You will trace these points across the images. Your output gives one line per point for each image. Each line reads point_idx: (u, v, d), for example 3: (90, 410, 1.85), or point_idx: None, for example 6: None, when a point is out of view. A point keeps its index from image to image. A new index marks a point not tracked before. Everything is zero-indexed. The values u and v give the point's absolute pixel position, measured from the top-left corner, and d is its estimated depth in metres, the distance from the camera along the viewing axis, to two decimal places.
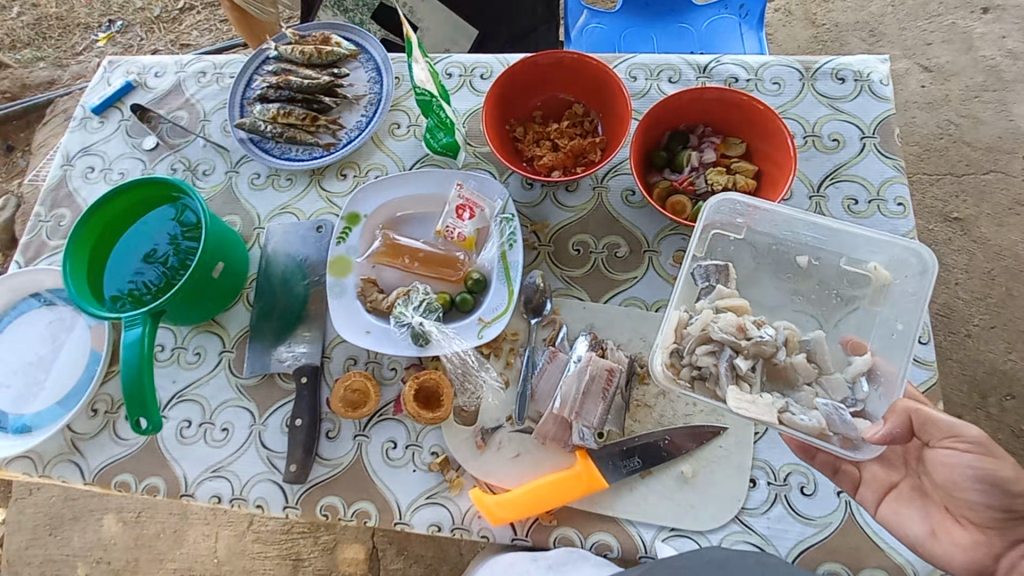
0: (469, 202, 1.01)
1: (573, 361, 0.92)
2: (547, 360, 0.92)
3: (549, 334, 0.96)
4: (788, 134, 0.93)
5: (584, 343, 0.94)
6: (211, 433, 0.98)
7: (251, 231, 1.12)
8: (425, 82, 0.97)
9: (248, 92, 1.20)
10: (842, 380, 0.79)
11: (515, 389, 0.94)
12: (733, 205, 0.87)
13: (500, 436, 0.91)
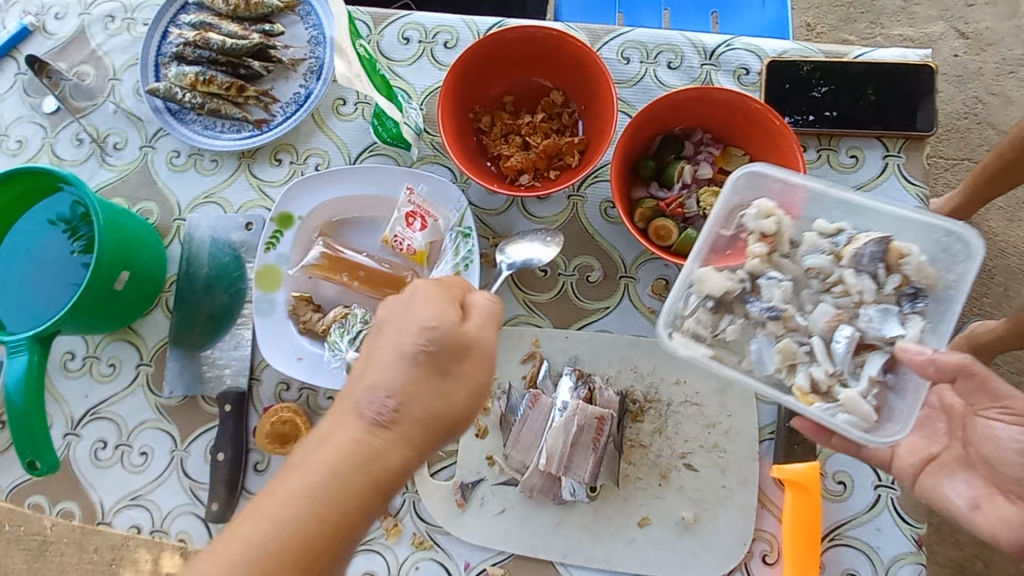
0: (420, 210, 0.86)
1: (559, 409, 0.82)
2: (528, 406, 0.82)
3: (529, 371, 0.86)
4: (801, 154, 0.77)
5: (569, 383, 0.83)
6: (128, 457, 0.90)
7: (169, 224, 0.97)
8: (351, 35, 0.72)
9: (161, 48, 0.99)
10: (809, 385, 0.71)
11: (494, 437, 0.84)
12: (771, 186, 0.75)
13: (481, 491, 0.83)
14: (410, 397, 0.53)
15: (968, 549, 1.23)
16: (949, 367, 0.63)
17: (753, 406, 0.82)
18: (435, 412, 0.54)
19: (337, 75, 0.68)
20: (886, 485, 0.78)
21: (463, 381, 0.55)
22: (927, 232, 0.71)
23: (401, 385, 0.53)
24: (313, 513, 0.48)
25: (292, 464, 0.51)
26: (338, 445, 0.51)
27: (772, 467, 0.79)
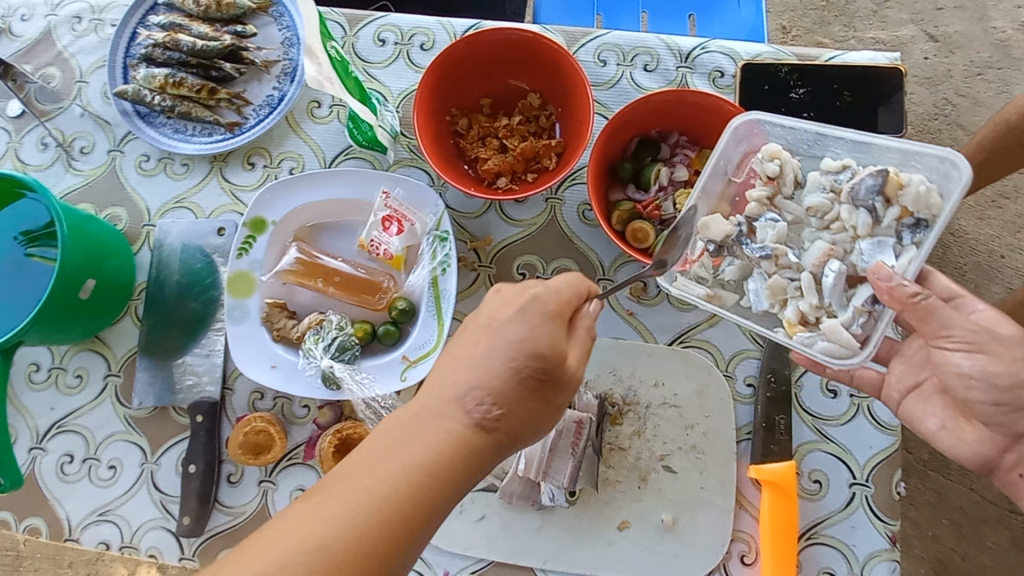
0: (396, 214, 0.85)
1: None
2: None
3: None
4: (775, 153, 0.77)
5: None
6: (96, 471, 0.87)
7: (139, 230, 0.94)
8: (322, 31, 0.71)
9: (129, 49, 0.96)
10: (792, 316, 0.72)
11: None
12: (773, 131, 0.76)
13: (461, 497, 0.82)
14: (505, 409, 0.54)
15: (944, 543, 1.25)
16: (909, 295, 0.65)
17: (731, 407, 0.82)
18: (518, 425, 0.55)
19: (306, 77, 0.68)
20: (861, 484, 0.79)
21: (546, 405, 0.56)
22: (926, 165, 0.70)
23: (501, 396, 0.54)
24: (394, 499, 0.49)
25: (389, 443, 0.52)
26: (429, 429, 0.52)
27: (750, 467, 0.80)
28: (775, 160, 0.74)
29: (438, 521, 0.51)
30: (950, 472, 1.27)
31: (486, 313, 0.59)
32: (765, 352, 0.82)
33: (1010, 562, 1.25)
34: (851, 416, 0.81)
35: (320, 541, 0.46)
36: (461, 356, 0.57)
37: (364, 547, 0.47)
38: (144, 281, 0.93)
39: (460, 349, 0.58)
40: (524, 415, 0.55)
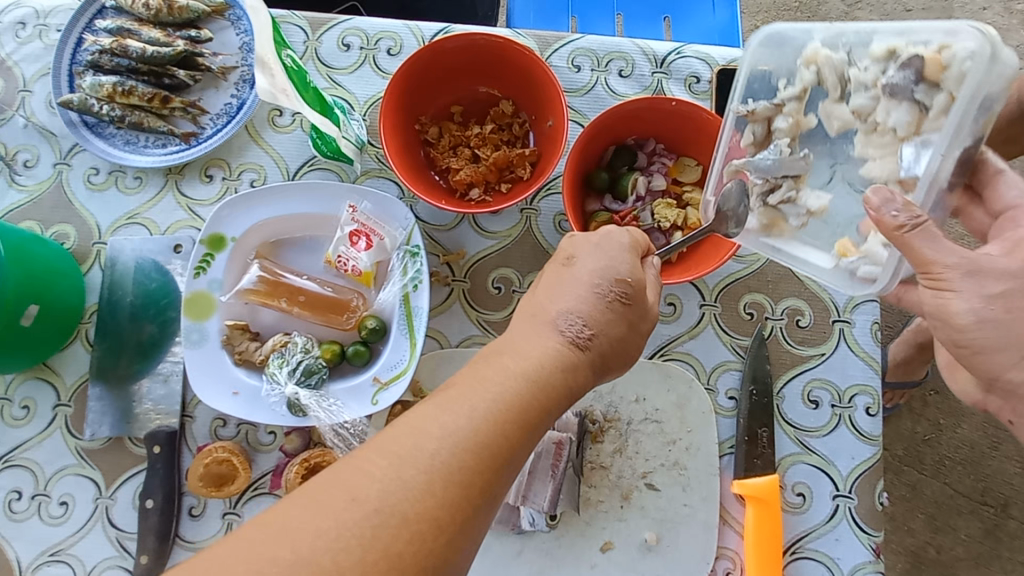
0: (364, 229, 0.81)
1: None
2: None
3: None
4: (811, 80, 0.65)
5: None
6: (47, 508, 0.81)
7: (88, 248, 0.88)
8: (272, 41, 0.68)
9: (75, 55, 0.90)
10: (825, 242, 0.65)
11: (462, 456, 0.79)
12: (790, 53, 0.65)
13: None
14: (591, 329, 0.55)
15: (920, 537, 1.26)
16: (896, 227, 0.55)
17: (713, 421, 0.80)
18: (604, 350, 0.56)
19: (259, 89, 0.63)
20: (844, 495, 0.78)
21: (630, 329, 0.58)
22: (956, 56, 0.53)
23: (589, 317, 0.56)
24: (475, 435, 0.47)
25: (467, 383, 0.50)
26: (515, 367, 0.52)
27: (734, 482, 0.78)
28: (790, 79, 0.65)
29: (522, 456, 0.49)
30: (924, 467, 1.27)
31: (565, 251, 0.61)
32: (747, 364, 0.81)
33: (985, 553, 1.25)
34: (832, 426, 0.80)
35: (402, 473, 0.44)
36: (539, 302, 0.58)
37: (450, 478, 0.45)
38: (95, 303, 0.87)
39: (535, 297, 0.59)
40: (608, 338, 0.56)
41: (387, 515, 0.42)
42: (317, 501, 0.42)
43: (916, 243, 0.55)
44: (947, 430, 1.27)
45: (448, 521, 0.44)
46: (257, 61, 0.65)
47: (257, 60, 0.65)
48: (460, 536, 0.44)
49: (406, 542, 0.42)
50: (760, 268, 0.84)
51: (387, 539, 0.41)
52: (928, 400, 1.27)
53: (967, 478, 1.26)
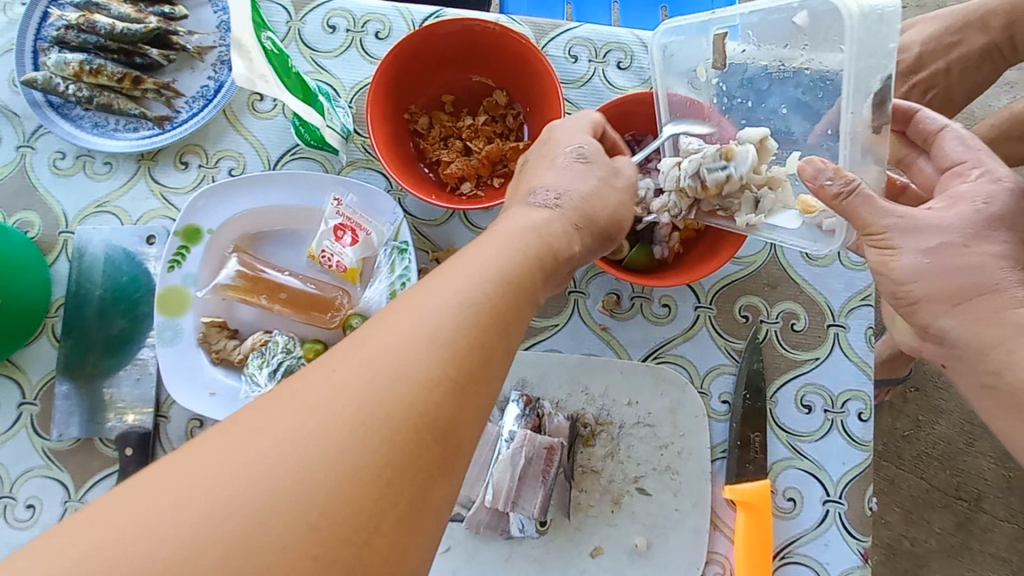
0: (349, 223, 0.77)
1: (505, 439, 0.76)
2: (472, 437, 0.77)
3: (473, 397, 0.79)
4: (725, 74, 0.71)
5: (516, 410, 0.78)
6: (12, 511, 0.77)
7: (54, 238, 0.83)
8: (249, 19, 0.63)
9: (38, 30, 0.84)
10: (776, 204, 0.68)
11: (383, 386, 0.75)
12: (695, 40, 0.70)
13: None
14: (566, 195, 0.57)
15: (896, 528, 1.21)
16: (833, 196, 0.59)
17: (705, 425, 0.79)
18: (583, 213, 0.57)
19: (236, 75, 0.59)
20: (834, 500, 0.78)
21: (603, 186, 0.59)
22: (838, 24, 0.61)
23: (562, 188, 0.57)
24: (473, 298, 0.43)
25: (459, 261, 0.47)
26: (503, 241, 0.50)
27: (724, 487, 0.77)
28: (707, 64, 0.71)
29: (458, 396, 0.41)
30: (902, 462, 1.22)
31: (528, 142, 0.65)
32: (741, 369, 0.79)
33: (957, 546, 1.20)
34: (824, 432, 0.79)
35: (394, 344, 0.39)
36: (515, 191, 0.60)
37: (445, 338, 0.40)
38: (62, 296, 0.83)
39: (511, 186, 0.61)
40: (584, 200, 0.57)
41: (382, 378, 0.37)
42: (302, 383, 0.37)
43: (860, 208, 0.59)
44: (925, 426, 1.22)
45: (452, 392, 0.39)
46: (233, 40, 0.60)
47: (233, 40, 0.60)
48: (462, 407, 0.40)
49: (405, 412, 0.37)
50: (757, 269, 0.83)
51: (383, 412, 0.37)
52: (908, 396, 1.22)
53: (942, 473, 1.21)
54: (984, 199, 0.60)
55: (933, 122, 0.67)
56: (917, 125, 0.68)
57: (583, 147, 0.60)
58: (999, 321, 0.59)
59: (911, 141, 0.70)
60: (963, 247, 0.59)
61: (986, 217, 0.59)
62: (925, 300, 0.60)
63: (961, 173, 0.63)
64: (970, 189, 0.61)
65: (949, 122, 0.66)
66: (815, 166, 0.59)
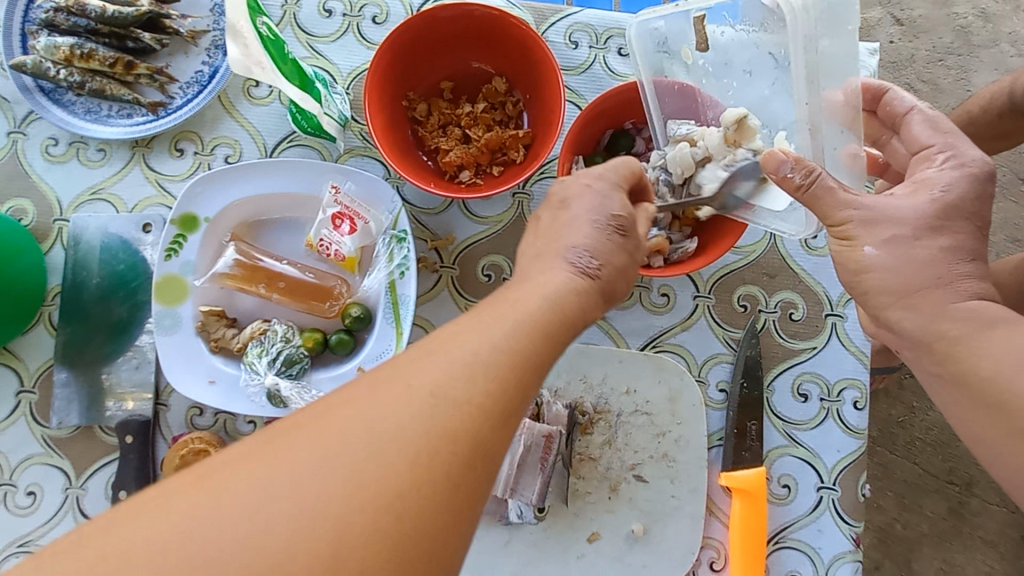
0: (348, 212, 0.76)
1: None
2: None
3: None
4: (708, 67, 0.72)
5: None
6: (13, 498, 0.77)
7: (49, 226, 0.82)
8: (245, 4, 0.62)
9: (27, 12, 0.83)
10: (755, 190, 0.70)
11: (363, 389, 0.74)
12: (678, 25, 0.71)
13: None
14: (599, 262, 0.53)
15: (888, 512, 1.23)
16: (796, 186, 0.59)
17: (703, 414, 0.80)
18: (612, 268, 0.54)
19: (230, 61, 0.59)
20: (829, 487, 0.79)
21: (632, 261, 0.57)
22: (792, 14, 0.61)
23: (596, 248, 0.54)
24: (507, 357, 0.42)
25: (491, 311, 0.45)
26: (539, 294, 0.48)
27: (721, 475, 0.78)
28: (690, 46, 0.72)
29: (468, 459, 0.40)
30: (895, 448, 1.23)
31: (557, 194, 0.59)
32: (738, 357, 0.80)
33: (947, 529, 1.22)
34: (820, 420, 0.80)
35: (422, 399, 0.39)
36: (545, 243, 0.56)
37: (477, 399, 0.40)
38: (59, 285, 0.82)
39: (535, 245, 0.56)
40: (614, 276, 0.54)
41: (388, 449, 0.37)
42: None
43: (822, 198, 0.59)
44: (919, 413, 1.23)
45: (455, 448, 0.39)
46: (228, 24, 0.60)
47: (228, 23, 0.60)
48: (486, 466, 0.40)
49: (432, 474, 0.37)
50: (756, 259, 0.83)
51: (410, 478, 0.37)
52: (903, 383, 1.23)
53: (935, 458, 1.23)
54: (941, 187, 0.59)
55: (902, 104, 0.68)
56: (887, 105, 0.69)
57: (622, 216, 0.56)
58: (947, 316, 0.57)
59: (881, 121, 0.71)
60: (913, 240, 0.58)
61: (949, 204, 0.58)
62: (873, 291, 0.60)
63: (929, 157, 0.63)
64: (935, 176, 0.60)
65: (916, 103, 0.67)
66: (776, 158, 0.59)
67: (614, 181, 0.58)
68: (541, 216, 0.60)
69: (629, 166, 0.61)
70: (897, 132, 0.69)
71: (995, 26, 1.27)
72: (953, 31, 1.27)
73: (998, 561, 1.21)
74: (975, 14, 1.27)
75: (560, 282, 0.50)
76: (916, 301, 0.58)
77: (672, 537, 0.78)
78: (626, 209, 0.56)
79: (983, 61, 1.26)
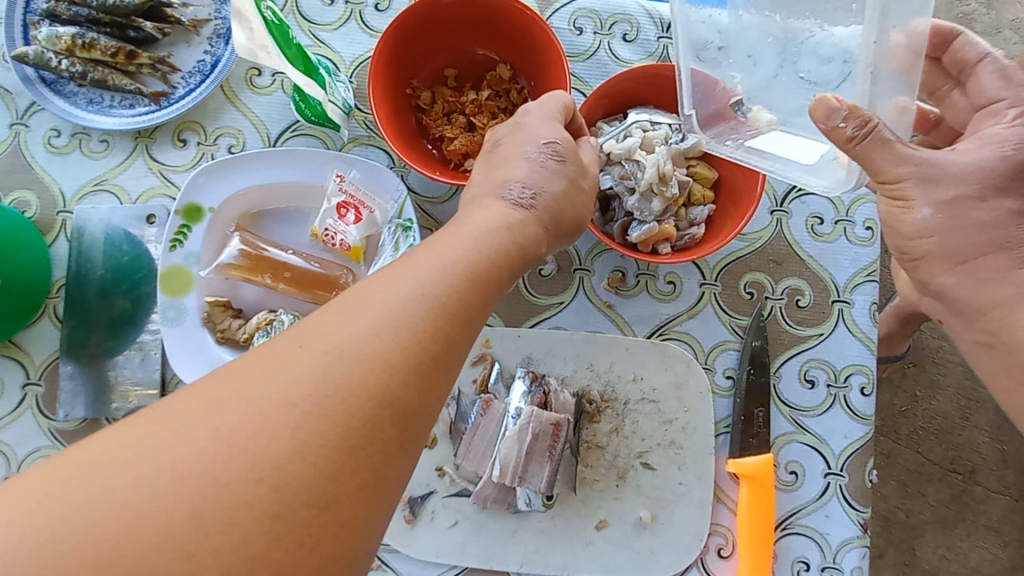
0: (353, 201, 0.76)
1: (511, 415, 0.77)
2: (479, 413, 0.77)
3: (479, 375, 0.80)
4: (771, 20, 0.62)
5: (522, 387, 0.78)
6: None
7: (52, 218, 0.82)
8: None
9: (28, 4, 0.82)
10: (795, 142, 0.66)
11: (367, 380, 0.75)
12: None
13: (432, 504, 0.78)
14: (535, 189, 0.57)
15: (893, 501, 1.23)
16: (848, 138, 0.56)
17: (710, 401, 0.80)
18: (550, 203, 0.58)
19: (237, 47, 0.60)
20: (836, 473, 0.79)
21: (572, 185, 0.60)
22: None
23: (531, 180, 0.58)
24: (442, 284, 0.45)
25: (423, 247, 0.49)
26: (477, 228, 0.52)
27: (728, 461, 0.78)
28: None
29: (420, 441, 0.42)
30: (899, 436, 1.23)
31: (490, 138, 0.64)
32: (746, 344, 0.79)
33: (951, 517, 1.22)
34: (827, 406, 0.80)
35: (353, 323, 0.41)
36: (483, 181, 0.60)
37: (409, 321, 0.42)
38: (63, 278, 0.81)
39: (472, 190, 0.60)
40: (556, 198, 0.58)
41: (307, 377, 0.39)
42: (265, 368, 0.39)
43: (876, 153, 0.57)
44: (922, 401, 1.23)
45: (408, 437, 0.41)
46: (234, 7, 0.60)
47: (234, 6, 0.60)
48: (427, 384, 0.41)
49: (370, 380, 0.39)
50: (763, 246, 0.82)
51: (348, 385, 0.39)
52: (906, 372, 1.23)
53: (938, 446, 1.23)
54: (1011, 145, 0.60)
55: (974, 51, 0.68)
56: (955, 52, 0.70)
57: (556, 143, 0.60)
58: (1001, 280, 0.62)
59: (946, 70, 0.71)
60: (977, 202, 0.60)
61: (1010, 165, 0.60)
62: (927, 258, 0.63)
63: (998, 112, 0.65)
64: (1003, 133, 0.62)
65: (988, 50, 0.68)
66: (828, 105, 0.55)
67: (547, 113, 0.62)
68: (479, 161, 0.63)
69: (560, 100, 0.64)
70: (962, 82, 0.70)
71: (999, 12, 1.26)
72: (957, 18, 1.26)
73: (1002, 549, 1.22)
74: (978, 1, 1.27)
75: (488, 228, 0.52)
76: (971, 267, 0.62)
77: (680, 523, 0.78)
78: (561, 138, 0.60)
79: (987, 48, 1.25)
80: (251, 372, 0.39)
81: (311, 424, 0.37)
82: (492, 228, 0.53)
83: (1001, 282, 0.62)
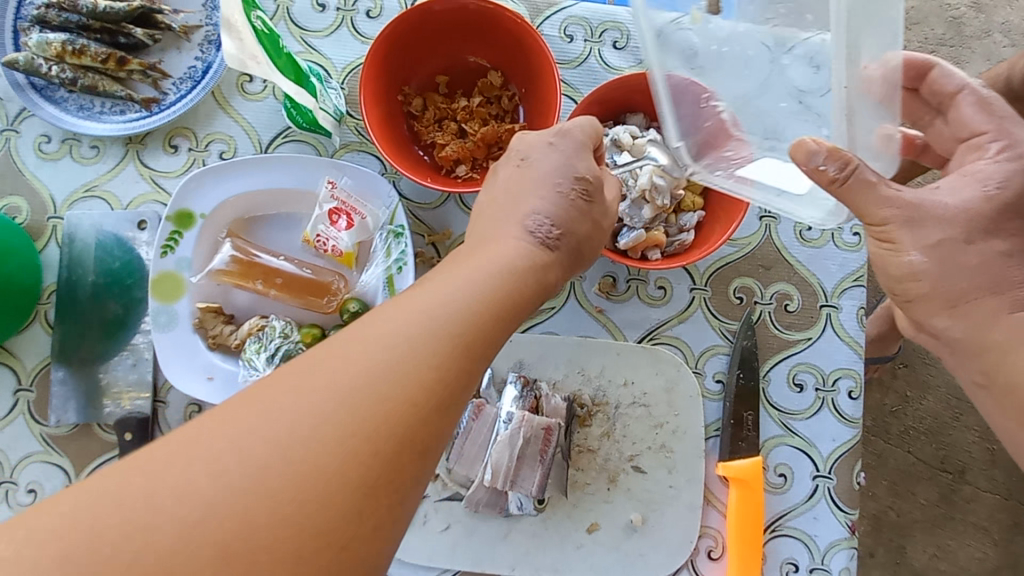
0: (345, 207, 0.76)
1: (503, 420, 0.77)
2: (472, 418, 0.77)
3: None
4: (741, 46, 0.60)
5: (513, 392, 0.79)
6: (13, 496, 0.77)
7: (43, 223, 0.82)
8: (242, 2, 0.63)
9: (18, 9, 0.82)
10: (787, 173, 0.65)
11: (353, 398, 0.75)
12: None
13: (424, 507, 0.78)
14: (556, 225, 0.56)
15: (884, 500, 1.25)
16: (830, 180, 0.55)
17: (700, 405, 0.81)
18: (569, 241, 0.57)
19: (227, 56, 0.61)
20: (824, 476, 0.80)
21: (594, 224, 0.60)
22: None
23: (556, 215, 0.57)
24: (458, 317, 0.45)
25: (438, 276, 0.49)
26: (492, 256, 0.51)
27: (718, 464, 0.79)
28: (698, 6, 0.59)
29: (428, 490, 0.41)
30: (889, 436, 1.25)
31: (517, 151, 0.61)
32: (735, 348, 0.80)
33: (941, 516, 1.24)
34: (815, 410, 0.81)
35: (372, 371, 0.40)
36: (505, 207, 0.58)
37: (423, 372, 0.41)
38: (54, 282, 0.81)
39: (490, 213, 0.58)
40: (575, 236, 0.57)
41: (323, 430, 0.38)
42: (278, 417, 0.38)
43: (858, 194, 0.57)
44: (912, 402, 1.24)
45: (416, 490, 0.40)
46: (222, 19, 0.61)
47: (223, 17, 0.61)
48: (431, 438, 0.41)
49: (385, 435, 0.38)
50: (752, 251, 0.83)
51: (354, 438, 0.38)
52: (896, 372, 1.24)
53: (928, 447, 1.24)
54: (996, 182, 0.61)
55: (951, 82, 0.67)
56: (932, 83, 0.69)
57: (587, 179, 0.59)
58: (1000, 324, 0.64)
59: (925, 100, 0.71)
60: (965, 245, 0.60)
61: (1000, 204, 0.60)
62: (921, 300, 0.65)
63: (980, 146, 0.64)
64: (986, 170, 0.62)
65: (966, 80, 0.67)
66: (809, 148, 0.54)
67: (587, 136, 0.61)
68: (501, 176, 0.61)
69: (595, 119, 0.63)
70: (943, 113, 0.69)
71: (988, 15, 1.28)
72: (946, 22, 1.27)
73: (991, 547, 1.23)
74: (967, 4, 1.28)
75: (510, 263, 0.51)
76: (964, 310, 0.63)
77: (670, 526, 0.79)
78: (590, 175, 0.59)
79: (976, 51, 1.26)
80: (270, 417, 0.38)
81: (319, 477, 0.37)
82: (514, 263, 0.52)
83: (979, 283, 0.62)
